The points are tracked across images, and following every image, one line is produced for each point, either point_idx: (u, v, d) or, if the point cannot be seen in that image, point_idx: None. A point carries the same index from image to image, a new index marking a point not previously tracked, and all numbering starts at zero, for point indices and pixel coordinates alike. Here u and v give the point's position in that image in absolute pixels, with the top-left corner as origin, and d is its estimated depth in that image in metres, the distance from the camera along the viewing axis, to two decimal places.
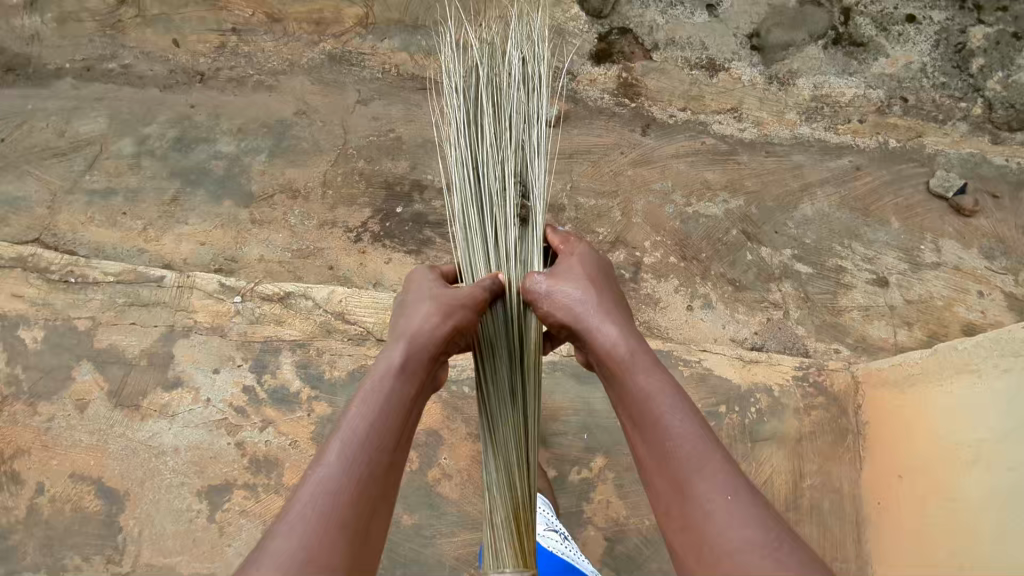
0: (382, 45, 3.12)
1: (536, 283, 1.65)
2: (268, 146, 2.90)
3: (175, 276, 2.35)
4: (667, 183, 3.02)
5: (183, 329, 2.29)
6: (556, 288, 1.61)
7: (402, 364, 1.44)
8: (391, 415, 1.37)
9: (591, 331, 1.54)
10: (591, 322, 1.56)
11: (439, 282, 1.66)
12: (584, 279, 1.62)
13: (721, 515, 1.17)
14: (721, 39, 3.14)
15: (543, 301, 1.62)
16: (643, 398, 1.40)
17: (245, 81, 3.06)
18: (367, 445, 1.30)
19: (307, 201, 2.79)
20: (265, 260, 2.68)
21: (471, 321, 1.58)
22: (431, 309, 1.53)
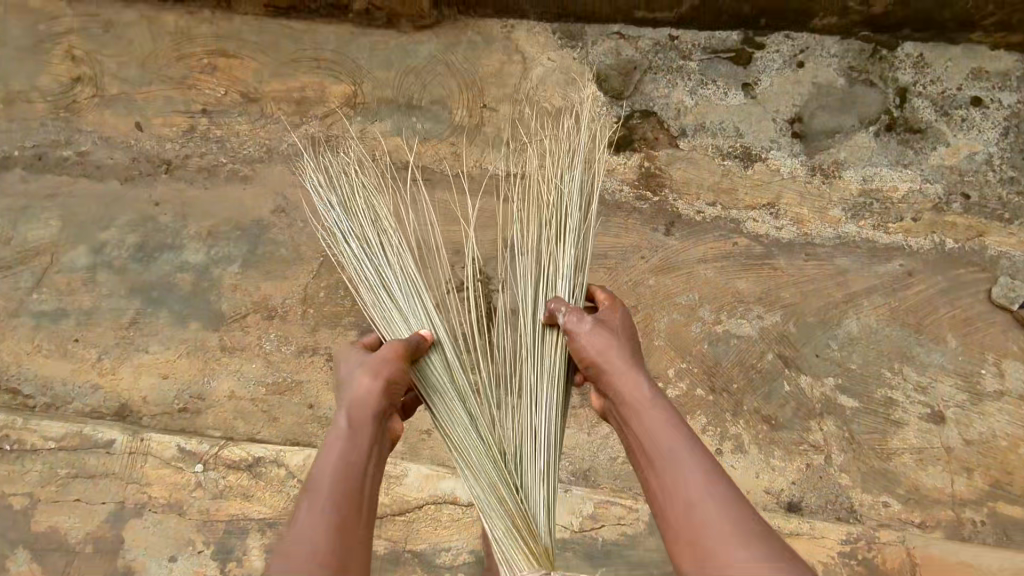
0: (373, 128, 2.72)
1: (576, 325, 1.70)
2: (242, 253, 2.56)
3: (126, 440, 2.06)
4: (694, 294, 2.66)
5: (134, 506, 2.00)
6: (591, 328, 1.67)
7: (349, 418, 1.48)
8: (349, 461, 1.41)
9: (617, 374, 1.59)
10: (621, 348, 1.63)
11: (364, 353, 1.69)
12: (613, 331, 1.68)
13: (726, 537, 1.29)
14: (758, 124, 2.75)
15: (579, 335, 1.67)
16: (660, 424, 1.49)
17: (216, 170, 2.68)
18: (345, 467, 1.41)
19: (284, 322, 2.47)
20: (235, 396, 2.36)
21: (403, 373, 1.62)
22: (362, 371, 1.56)
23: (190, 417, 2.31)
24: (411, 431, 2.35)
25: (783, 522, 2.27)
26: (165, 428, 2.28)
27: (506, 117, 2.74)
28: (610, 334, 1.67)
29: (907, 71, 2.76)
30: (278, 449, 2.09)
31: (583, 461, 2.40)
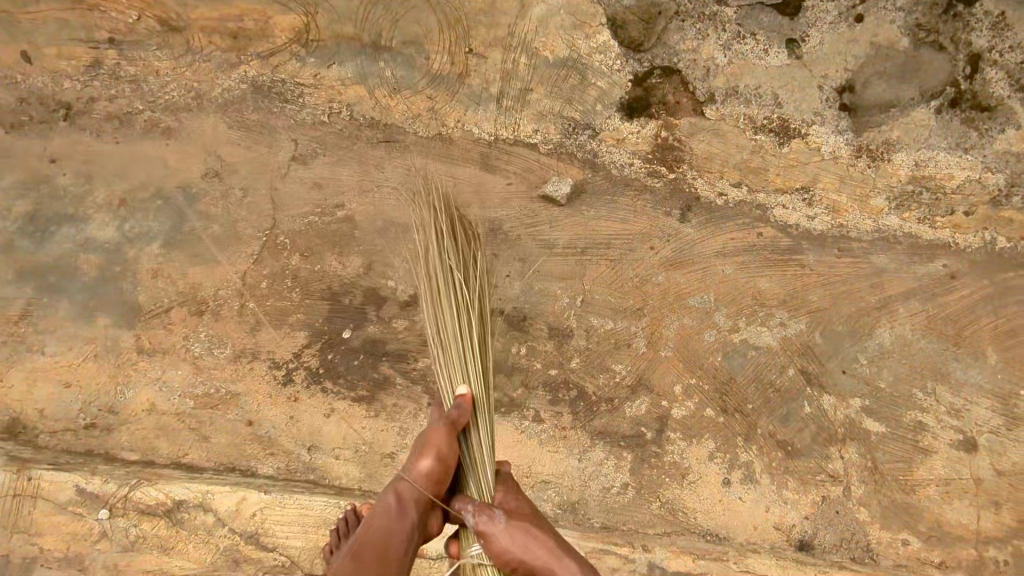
0: (328, 72, 2.20)
1: (489, 526, 1.46)
2: (164, 230, 2.13)
3: (10, 478, 1.76)
4: (708, 295, 2.27)
5: (23, 557, 1.71)
6: (513, 526, 1.47)
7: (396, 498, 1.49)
8: (385, 546, 1.46)
9: (545, 568, 1.45)
10: (533, 530, 1.47)
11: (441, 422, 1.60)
12: (519, 515, 1.50)
13: None
14: (801, 91, 2.27)
15: (502, 538, 1.45)
16: None
17: (130, 119, 2.18)
18: (390, 538, 1.47)
19: (217, 318, 2.07)
20: (155, 410, 2.00)
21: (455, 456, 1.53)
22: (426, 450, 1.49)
23: (98, 436, 1.98)
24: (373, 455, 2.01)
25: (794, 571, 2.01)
26: (67, 448, 1.96)
27: (497, 67, 2.21)
28: (521, 519, 1.49)
29: (984, 33, 2.22)
30: (205, 491, 1.79)
31: (571, 491, 2.14)
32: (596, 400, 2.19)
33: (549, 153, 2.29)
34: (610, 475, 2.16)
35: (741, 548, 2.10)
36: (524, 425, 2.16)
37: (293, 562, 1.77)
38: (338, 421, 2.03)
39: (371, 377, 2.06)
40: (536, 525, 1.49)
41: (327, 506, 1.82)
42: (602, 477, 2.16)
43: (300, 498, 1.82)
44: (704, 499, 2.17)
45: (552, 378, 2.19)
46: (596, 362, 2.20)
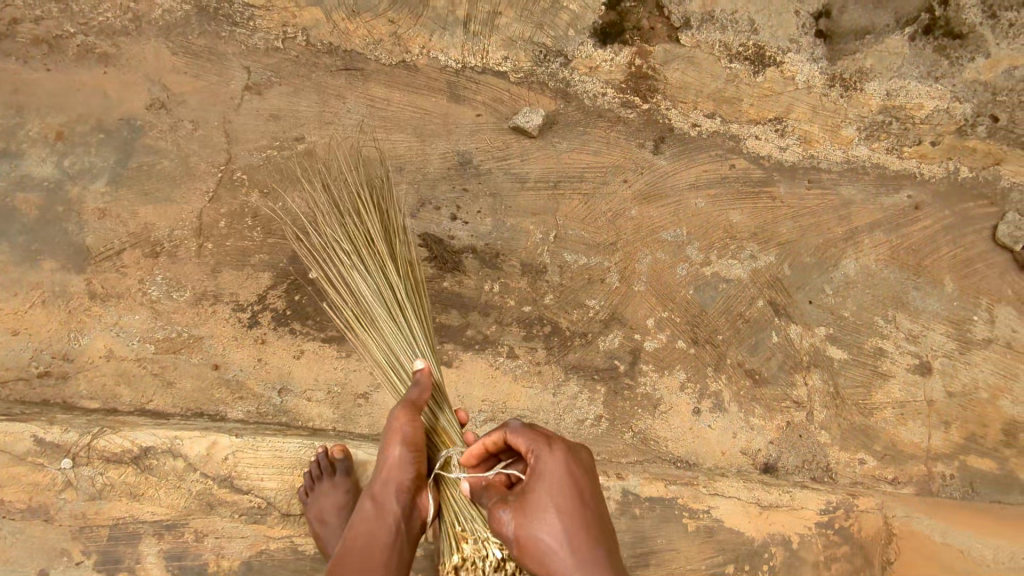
0: None
1: (503, 524, 1.22)
2: (108, 167, 1.99)
3: None
4: (680, 229, 2.26)
5: None
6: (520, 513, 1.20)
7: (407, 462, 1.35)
8: None
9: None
10: (549, 537, 1.15)
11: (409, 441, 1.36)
12: (532, 495, 1.20)
13: None
14: (777, 16, 2.21)
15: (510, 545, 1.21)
16: None
17: (61, 43, 1.98)
18: None
19: (173, 261, 1.96)
20: (113, 357, 1.92)
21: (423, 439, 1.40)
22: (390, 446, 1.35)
23: (54, 384, 1.90)
24: (346, 396, 1.98)
25: (762, 492, 2.08)
26: (19, 398, 1.87)
27: None
28: (536, 530, 1.16)
29: None
30: (173, 436, 1.75)
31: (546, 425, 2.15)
32: (569, 335, 2.19)
33: (519, 81, 2.19)
34: (584, 407, 2.18)
35: (710, 472, 2.17)
36: (499, 360, 2.14)
37: (269, 503, 1.76)
38: (309, 363, 1.98)
39: None
40: (558, 537, 1.14)
41: (301, 448, 1.82)
42: (576, 410, 2.17)
43: (273, 441, 1.81)
44: (674, 428, 2.23)
45: (525, 314, 2.17)
46: (570, 298, 2.19)
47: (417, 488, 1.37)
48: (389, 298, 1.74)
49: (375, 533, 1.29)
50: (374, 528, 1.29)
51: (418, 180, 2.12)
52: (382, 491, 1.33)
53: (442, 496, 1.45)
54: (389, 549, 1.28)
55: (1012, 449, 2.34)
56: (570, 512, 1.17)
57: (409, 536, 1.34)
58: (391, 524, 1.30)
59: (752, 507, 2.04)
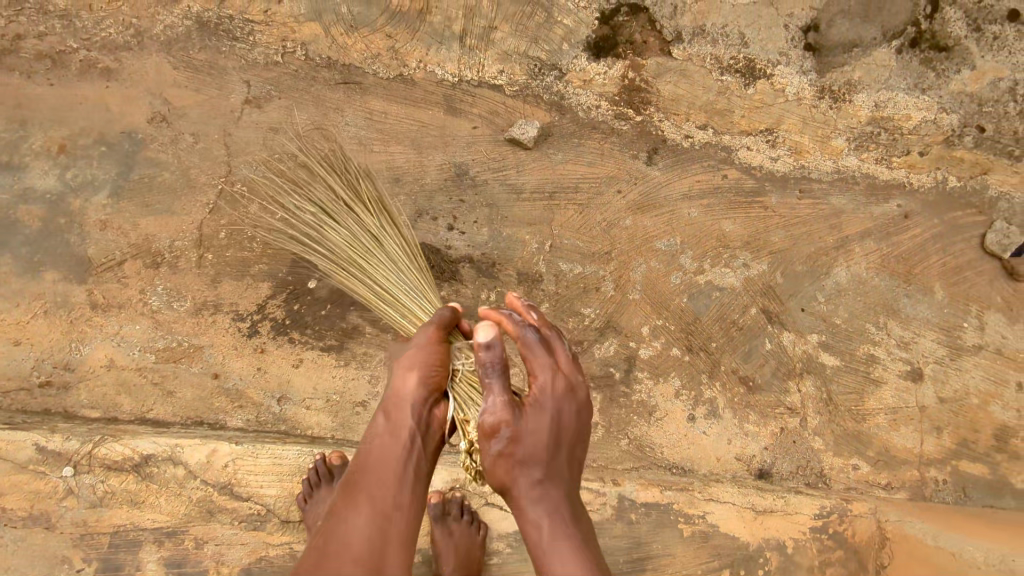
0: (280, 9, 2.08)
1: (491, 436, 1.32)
2: (110, 179, 2.02)
3: None
4: (674, 238, 2.29)
5: None
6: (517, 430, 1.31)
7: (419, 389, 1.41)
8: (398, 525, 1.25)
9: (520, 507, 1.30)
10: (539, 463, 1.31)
11: (424, 357, 1.43)
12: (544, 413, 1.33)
13: None
14: (767, 30, 2.26)
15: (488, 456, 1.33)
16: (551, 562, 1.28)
17: (65, 58, 2.02)
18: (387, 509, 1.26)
19: (174, 271, 1.99)
20: (114, 366, 1.94)
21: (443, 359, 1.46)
22: (402, 369, 1.41)
23: (55, 394, 1.92)
24: (344, 404, 2.00)
25: (757, 497, 2.10)
26: (21, 407, 1.89)
27: (459, 3, 2.12)
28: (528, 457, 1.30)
29: None
30: (173, 444, 1.76)
31: None
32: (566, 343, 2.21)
33: (515, 94, 2.23)
34: None
35: (705, 478, 2.19)
36: None
37: (269, 510, 1.77)
38: (308, 372, 2.00)
39: (339, 326, 2.02)
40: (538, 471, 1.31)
41: (301, 455, 1.84)
42: None
43: (273, 448, 1.83)
44: (669, 434, 2.25)
45: None
46: (566, 306, 2.22)
47: (432, 401, 1.44)
48: (378, 250, 1.84)
49: (388, 446, 1.35)
50: (388, 442, 1.36)
51: (415, 191, 2.16)
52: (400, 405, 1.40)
53: (453, 388, 1.51)
54: (403, 460, 1.34)
55: (1004, 454, 2.37)
56: (558, 455, 1.33)
57: (425, 450, 1.41)
58: (405, 437, 1.37)
59: (746, 512, 2.06)
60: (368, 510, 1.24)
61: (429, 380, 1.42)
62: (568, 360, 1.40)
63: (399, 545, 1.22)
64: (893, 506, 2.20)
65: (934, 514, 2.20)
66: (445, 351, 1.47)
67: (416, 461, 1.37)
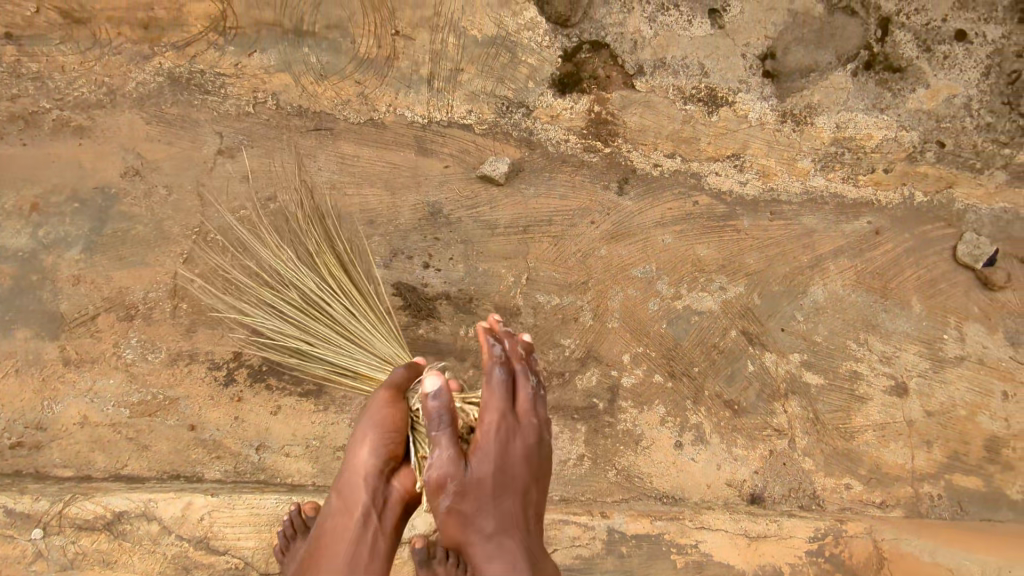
0: (250, 62, 2.14)
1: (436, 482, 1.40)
2: (82, 234, 2.02)
3: None
4: (650, 265, 2.31)
5: None
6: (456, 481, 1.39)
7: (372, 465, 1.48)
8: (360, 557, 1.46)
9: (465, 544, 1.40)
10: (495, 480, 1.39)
11: (373, 428, 1.49)
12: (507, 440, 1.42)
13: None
14: (725, 60, 2.33)
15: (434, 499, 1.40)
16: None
17: (37, 118, 2.06)
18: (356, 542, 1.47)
19: (148, 322, 1.98)
20: (88, 422, 1.91)
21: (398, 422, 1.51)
22: (354, 445, 1.50)
23: (26, 455, 1.87)
24: (324, 449, 1.97)
25: (750, 522, 2.07)
26: None
27: (425, 48, 2.20)
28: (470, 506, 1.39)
29: None
30: (146, 499, 1.72)
31: None
32: (547, 376, 2.20)
33: (484, 132, 2.27)
34: (565, 448, 2.19)
35: (696, 506, 2.16)
36: None
37: (247, 563, 1.73)
38: (286, 419, 1.97)
39: None
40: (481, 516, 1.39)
41: (280, 503, 1.78)
42: (558, 451, 2.19)
43: (250, 498, 1.78)
44: (657, 463, 2.22)
45: None
46: (546, 338, 2.21)
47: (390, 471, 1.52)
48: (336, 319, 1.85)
49: (343, 526, 1.49)
50: (343, 521, 1.49)
51: (391, 233, 2.17)
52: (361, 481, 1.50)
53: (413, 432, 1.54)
54: (357, 540, 1.46)
55: (997, 465, 2.35)
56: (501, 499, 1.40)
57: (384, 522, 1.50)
58: (359, 514, 1.48)
59: (739, 539, 2.03)
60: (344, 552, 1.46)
61: (381, 451, 1.49)
62: (528, 400, 1.47)
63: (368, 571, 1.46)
64: (889, 524, 2.17)
65: (930, 530, 2.17)
66: (399, 409, 1.51)
67: (372, 538, 1.48)
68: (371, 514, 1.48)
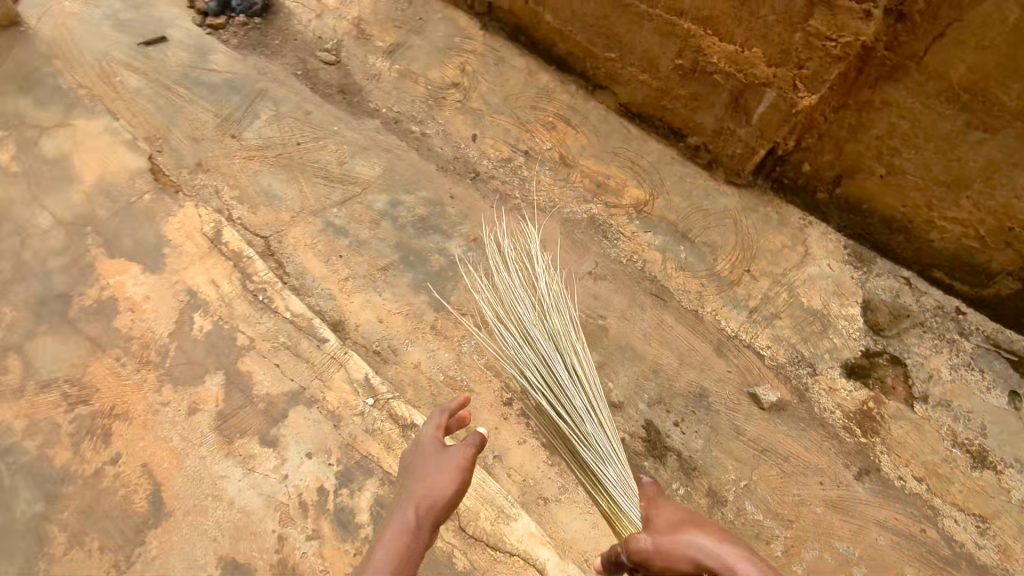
0: (643, 235, 3.04)
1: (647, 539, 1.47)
2: (487, 267, 2.96)
3: (335, 347, 2.47)
4: (854, 548, 2.47)
5: (309, 397, 2.36)
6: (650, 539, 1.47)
7: (425, 510, 1.56)
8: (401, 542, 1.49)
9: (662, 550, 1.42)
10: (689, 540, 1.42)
11: (439, 440, 1.75)
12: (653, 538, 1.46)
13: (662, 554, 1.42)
14: (1009, 436, 2.60)
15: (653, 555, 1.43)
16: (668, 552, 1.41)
17: (507, 198, 3.15)
18: (423, 513, 1.56)
19: (487, 337, 2.78)
20: (419, 369, 2.66)
21: (441, 504, 1.59)
22: (433, 468, 1.66)
23: (378, 361, 2.65)
24: (531, 492, 2.45)
25: None
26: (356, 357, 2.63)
27: (761, 291, 2.90)
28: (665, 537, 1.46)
29: None
30: None
31: None
32: None
33: (771, 367, 2.79)
34: None
35: None
36: None
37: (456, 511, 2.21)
38: (525, 450, 2.53)
39: None
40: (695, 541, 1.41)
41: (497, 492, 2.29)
42: None
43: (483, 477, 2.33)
44: None
45: None
46: None
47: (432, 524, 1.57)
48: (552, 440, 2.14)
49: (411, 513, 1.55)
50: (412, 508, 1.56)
51: (665, 385, 2.75)
52: (412, 510, 1.55)
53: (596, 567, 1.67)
54: (418, 513, 1.55)
55: None
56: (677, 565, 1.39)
57: (431, 526, 1.57)
58: (419, 530, 1.53)
59: None
60: (417, 504, 1.57)
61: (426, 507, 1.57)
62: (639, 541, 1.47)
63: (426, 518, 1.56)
64: None
65: None
66: (451, 470, 1.65)
67: (419, 518, 1.54)
68: (422, 523, 1.54)
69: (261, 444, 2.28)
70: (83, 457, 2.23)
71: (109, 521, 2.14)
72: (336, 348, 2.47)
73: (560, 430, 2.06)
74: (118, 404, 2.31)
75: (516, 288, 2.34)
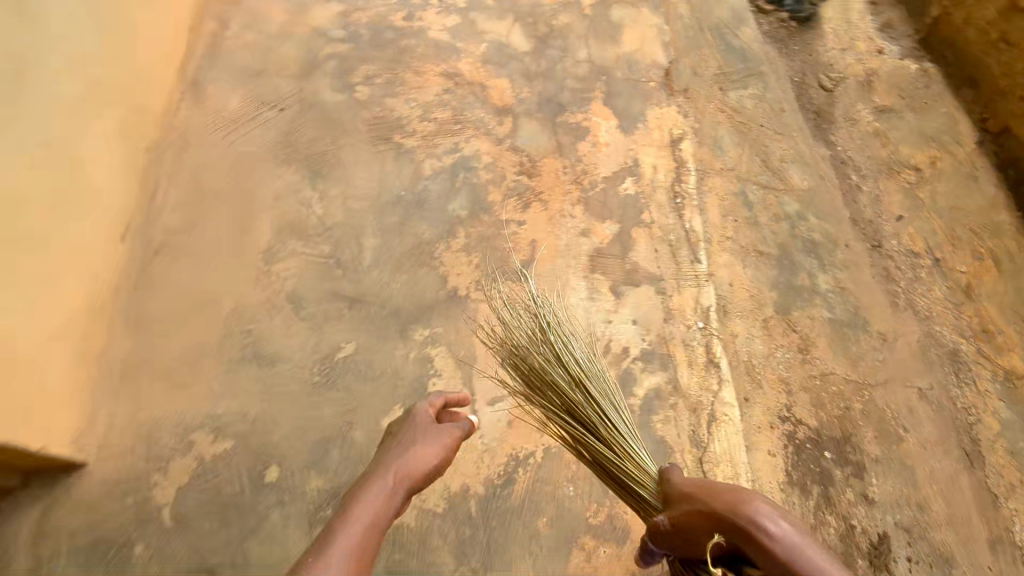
0: (993, 400, 3.01)
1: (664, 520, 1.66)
2: (839, 316, 3.07)
3: (703, 271, 2.84)
4: None
5: (663, 288, 2.78)
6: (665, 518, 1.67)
7: (402, 480, 1.74)
8: (385, 507, 1.64)
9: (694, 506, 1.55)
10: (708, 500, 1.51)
11: (427, 419, 1.99)
12: (682, 509, 1.61)
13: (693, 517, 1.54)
14: None
15: (677, 522, 1.61)
16: (690, 516, 1.55)
17: (891, 281, 3.24)
18: (397, 487, 1.72)
19: (802, 361, 2.94)
20: (736, 339, 2.93)
21: (421, 471, 1.80)
22: (425, 446, 1.86)
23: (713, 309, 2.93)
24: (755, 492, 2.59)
25: None
26: None
27: None
28: (686, 502, 1.60)
29: None
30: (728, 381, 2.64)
31: None
32: None
33: None
34: None
35: None
36: None
37: (704, 447, 2.50)
38: (772, 463, 2.67)
39: (804, 479, 2.68)
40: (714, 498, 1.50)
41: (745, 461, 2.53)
42: None
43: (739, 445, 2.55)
44: None
45: None
46: None
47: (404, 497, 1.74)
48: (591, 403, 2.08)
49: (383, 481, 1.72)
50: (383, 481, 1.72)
51: (922, 524, 2.67)
52: (399, 478, 1.73)
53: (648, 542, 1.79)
54: (393, 484, 1.71)
55: None
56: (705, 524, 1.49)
57: (405, 490, 1.74)
58: (394, 499, 1.69)
59: None
60: (393, 468, 1.76)
61: (399, 486, 1.72)
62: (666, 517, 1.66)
63: (400, 484, 1.73)
64: None
65: None
66: (434, 450, 1.87)
67: (394, 486, 1.71)
68: (400, 489, 1.72)
69: (610, 290, 2.75)
70: (504, 206, 2.88)
71: (493, 255, 2.78)
72: (703, 272, 2.84)
73: (558, 404, 2.12)
74: (545, 193, 2.94)
75: (521, 320, 2.28)
